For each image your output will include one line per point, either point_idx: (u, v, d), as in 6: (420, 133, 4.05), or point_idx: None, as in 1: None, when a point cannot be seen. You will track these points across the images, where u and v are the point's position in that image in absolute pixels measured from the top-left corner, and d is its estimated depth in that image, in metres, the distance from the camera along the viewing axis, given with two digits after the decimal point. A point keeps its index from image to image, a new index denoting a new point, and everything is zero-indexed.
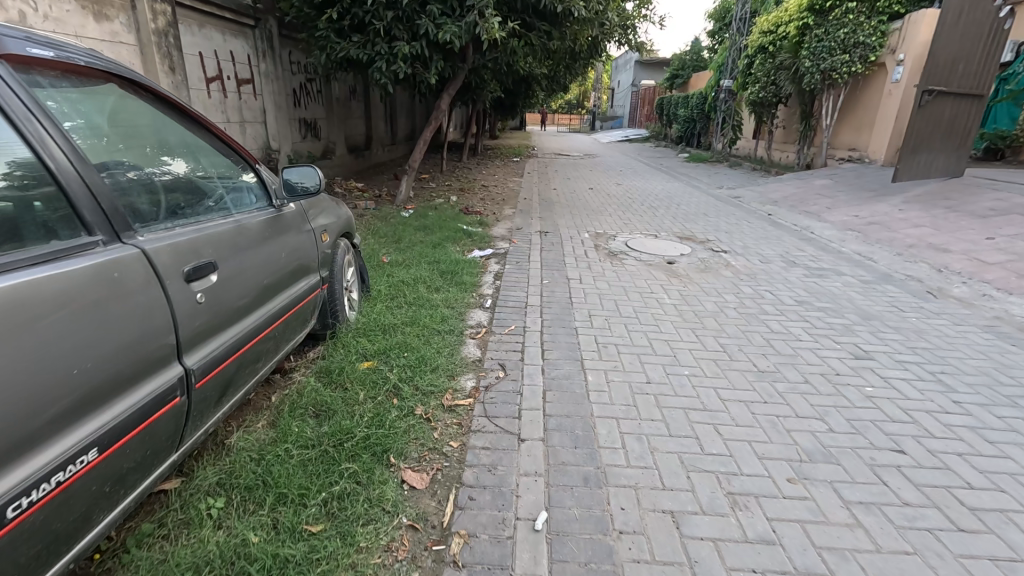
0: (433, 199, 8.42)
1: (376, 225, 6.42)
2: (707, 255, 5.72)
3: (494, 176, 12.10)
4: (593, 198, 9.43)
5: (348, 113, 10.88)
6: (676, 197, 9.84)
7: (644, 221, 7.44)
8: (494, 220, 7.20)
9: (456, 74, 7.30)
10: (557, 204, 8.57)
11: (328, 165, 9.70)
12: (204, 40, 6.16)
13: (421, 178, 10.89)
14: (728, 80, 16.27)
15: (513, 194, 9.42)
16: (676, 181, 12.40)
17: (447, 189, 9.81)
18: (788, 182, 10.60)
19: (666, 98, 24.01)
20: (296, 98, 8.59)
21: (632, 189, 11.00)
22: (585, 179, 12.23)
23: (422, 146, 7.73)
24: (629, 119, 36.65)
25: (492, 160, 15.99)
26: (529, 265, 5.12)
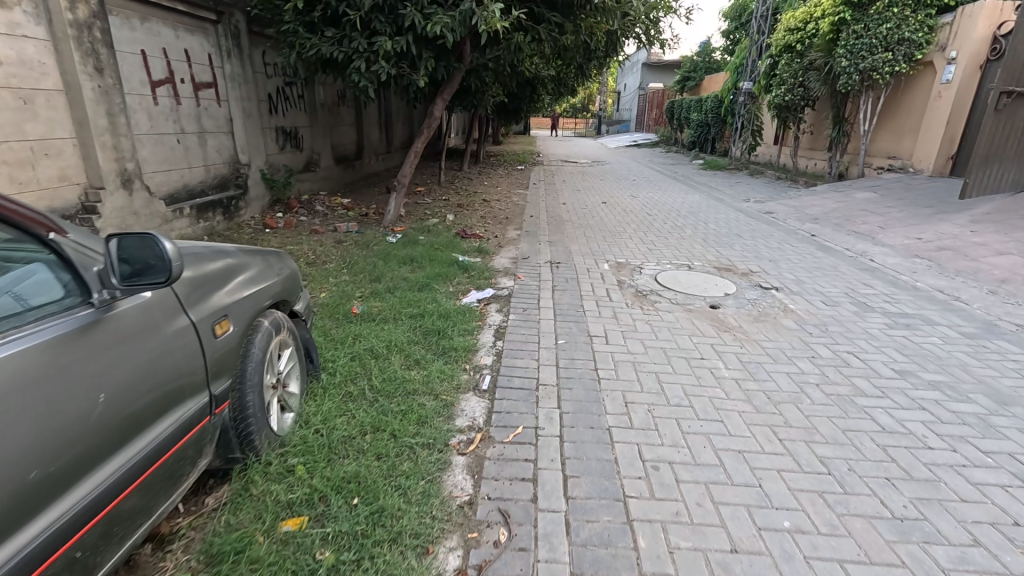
0: (427, 219, 7.40)
1: (355, 254, 5.42)
2: (758, 296, 4.64)
3: (496, 188, 11.06)
4: (608, 214, 8.37)
5: (335, 119, 9.87)
6: (701, 214, 8.75)
7: (671, 246, 6.38)
8: (497, 246, 6.16)
9: (452, 76, 6.28)
10: (568, 223, 7.51)
11: (311, 179, 8.68)
12: (149, 36, 5.16)
13: (416, 191, 9.86)
14: (747, 82, 15.20)
15: (517, 211, 8.37)
16: (696, 192, 11.30)
17: (444, 204, 8.79)
18: (824, 195, 9.51)
19: (677, 101, 22.94)
20: (273, 105, 7.58)
21: (649, 202, 9.91)
22: (597, 191, 11.19)
23: (413, 159, 6.70)
24: (637, 124, 35.52)
25: (495, 169, 14.96)
26: (539, 312, 4.07)
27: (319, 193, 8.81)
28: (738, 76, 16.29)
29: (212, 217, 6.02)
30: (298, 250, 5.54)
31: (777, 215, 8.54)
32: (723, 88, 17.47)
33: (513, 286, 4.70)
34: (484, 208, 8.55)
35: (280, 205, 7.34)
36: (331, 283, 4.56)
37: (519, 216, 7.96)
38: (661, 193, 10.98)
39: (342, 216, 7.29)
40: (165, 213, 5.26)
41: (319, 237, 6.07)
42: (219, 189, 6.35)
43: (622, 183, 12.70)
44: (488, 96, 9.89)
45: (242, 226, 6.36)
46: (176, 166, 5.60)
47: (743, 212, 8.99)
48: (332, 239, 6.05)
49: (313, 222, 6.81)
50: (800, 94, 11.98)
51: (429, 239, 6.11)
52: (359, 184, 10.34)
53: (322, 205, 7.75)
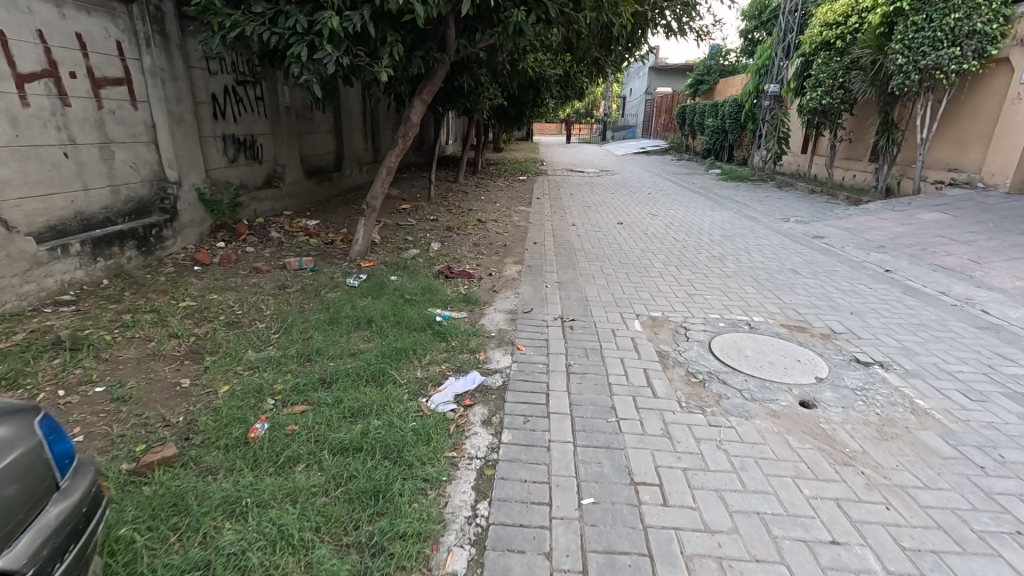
0: (405, 249, 6.02)
1: (297, 311, 4.00)
2: (863, 383, 3.21)
3: (494, 204, 9.66)
4: (630, 240, 6.93)
5: (308, 127, 8.50)
6: (739, 238, 7.31)
7: (716, 290, 4.95)
8: (490, 290, 4.73)
9: (433, 70, 4.88)
10: (582, 254, 6.08)
11: (272, 197, 7.29)
12: (11, 13, 3.79)
13: (400, 210, 8.48)
14: (772, 85, 13.82)
15: (518, 236, 6.98)
16: (723, 209, 9.87)
17: (432, 226, 7.41)
18: (878, 214, 8.09)
19: (690, 106, 21.59)
20: (220, 109, 6.21)
21: (673, 222, 8.48)
22: (612, 207, 9.78)
23: (386, 177, 5.29)
24: (644, 130, 34.12)
25: (494, 180, 13.59)
26: (549, 422, 2.64)
27: (282, 213, 7.43)
28: (762, 78, 14.86)
29: (119, 252, 4.64)
30: (221, 301, 4.13)
31: (830, 241, 7.11)
32: (744, 91, 16.05)
33: (512, 365, 3.27)
34: (478, 231, 7.15)
35: (224, 232, 5.95)
36: (246, 364, 3.14)
37: (521, 243, 6.54)
38: (686, 211, 9.56)
39: (301, 247, 5.92)
40: (35, 254, 3.87)
41: (259, 279, 4.68)
42: (135, 215, 4.97)
43: (637, 198, 11.28)
44: (485, 100, 8.50)
45: (164, 263, 4.97)
46: (63, 187, 4.22)
47: (787, 236, 7.56)
48: (274, 282, 4.64)
49: (259, 256, 5.41)
50: (839, 97, 10.60)
51: (403, 283, 4.70)
52: (335, 200, 8.95)
53: (280, 230, 6.36)
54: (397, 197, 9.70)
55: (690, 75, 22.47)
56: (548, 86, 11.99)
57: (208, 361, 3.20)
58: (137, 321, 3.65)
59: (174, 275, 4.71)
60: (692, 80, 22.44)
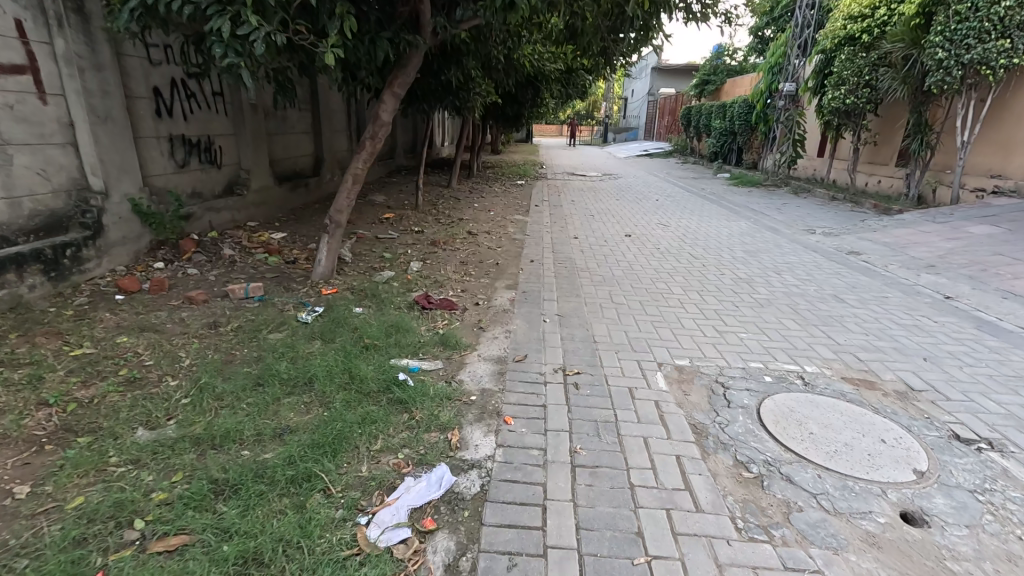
0: (380, 270, 5.15)
1: (224, 362, 3.11)
2: (985, 482, 2.30)
3: (488, 213, 8.76)
4: (642, 257, 6.05)
5: (279, 127, 7.63)
6: (764, 254, 6.42)
7: (750, 325, 4.07)
8: (476, 328, 3.84)
9: (407, 57, 4.00)
10: (587, 276, 5.20)
11: (234, 205, 6.41)
12: None
13: (382, 221, 7.61)
14: (787, 83, 12.96)
15: (513, 252, 6.10)
16: (740, 219, 8.99)
17: (415, 239, 6.53)
18: (918, 227, 7.22)
19: (696, 107, 20.75)
20: (162, 104, 5.34)
21: (687, 234, 7.60)
22: (618, 216, 8.92)
23: (352, 187, 4.40)
24: (647, 132, 33.24)
25: (491, 185, 12.72)
26: (545, 570, 1.75)
27: (245, 224, 6.55)
28: (776, 76, 13.98)
29: (16, 280, 3.76)
30: (129, 347, 3.24)
31: (870, 259, 6.22)
32: (755, 91, 15.18)
33: (495, 451, 2.39)
34: (467, 246, 6.27)
35: (167, 249, 5.06)
36: (123, 454, 2.25)
37: (516, 262, 5.67)
38: (699, 220, 8.67)
39: (256, 268, 5.04)
40: None
41: (190, 314, 3.79)
42: (44, 233, 4.08)
43: (643, 205, 10.40)
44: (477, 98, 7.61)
45: (79, 291, 4.09)
46: None
47: (819, 251, 6.67)
48: (208, 317, 3.76)
49: (200, 281, 4.52)
50: (865, 96, 9.74)
51: (368, 319, 3.80)
52: (312, 209, 8.07)
53: (234, 247, 5.48)
54: (380, 205, 8.82)
55: (696, 74, 21.57)
56: (547, 84, 11.13)
57: (74, 448, 2.32)
58: (2, 381, 2.76)
59: (85, 307, 3.82)
60: (698, 80, 21.54)
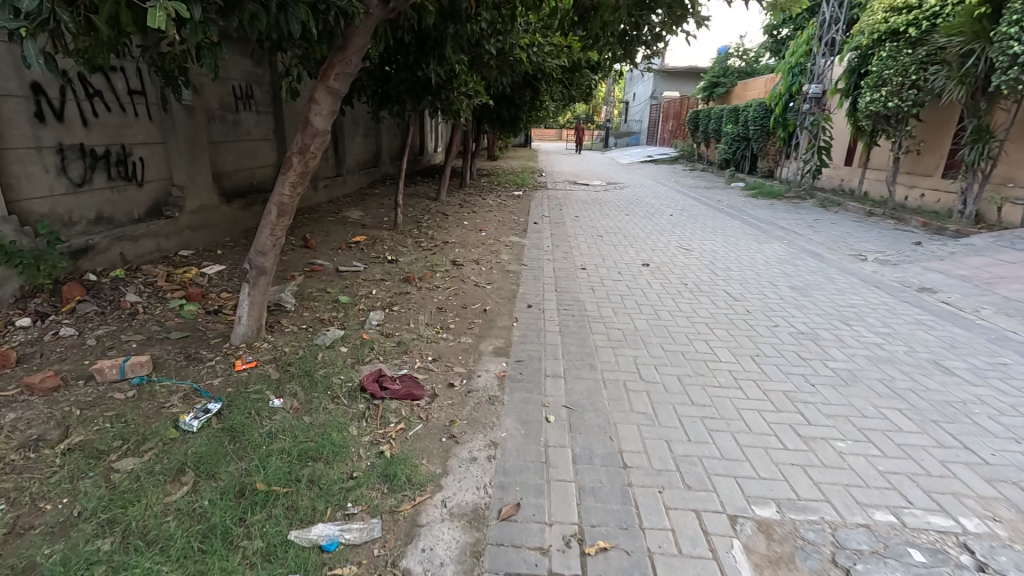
0: (326, 327, 3.90)
1: (9, 535, 1.86)
2: None
3: (477, 233, 7.51)
4: (667, 299, 4.81)
5: (229, 133, 6.41)
6: (817, 293, 5.19)
7: (840, 424, 2.83)
8: (445, 438, 2.58)
9: (346, 35, 2.79)
10: (600, 332, 3.95)
11: (160, 231, 5.16)
12: None
13: (350, 247, 6.37)
14: (812, 84, 11.77)
15: (506, 292, 4.87)
16: (771, 240, 7.75)
17: (384, 273, 5.28)
18: (994, 255, 6.01)
19: (705, 111, 19.61)
20: (48, 105, 4.12)
21: (714, 261, 6.35)
22: (631, 236, 7.69)
23: (278, 221, 3.16)
24: (650, 137, 32.10)
25: (486, 197, 11.51)
26: None
27: (175, 254, 5.30)
28: (799, 77, 12.80)
29: None
30: None
31: (953, 301, 4.97)
32: (773, 94, 14.00)
33: None
34: (448, 283, 5.03)
35: (43, 297, 3.81)
36: None
37: (508, 309, 4.43)
38: (726, 243, 7.43)
39: (161, 323, 3.78)
40: None
41: (16, 416, 2.54)
42: None
43: (656, 222, 9.16)
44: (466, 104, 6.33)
45: None
46: None
47: (882, 287, 5.42)
48: (42, 422, 2.50)
49: (69, 351, 3.26)
50: (910, 98, 8.55)
51: (283, 426, 2.55)
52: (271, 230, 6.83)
53: (143, 291, 4.23)
54: (353, 225, 7.58)
55: (705, 77, 20.33)
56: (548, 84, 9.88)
57: None
58: None
59: None
60: (707, 82, 20.29)
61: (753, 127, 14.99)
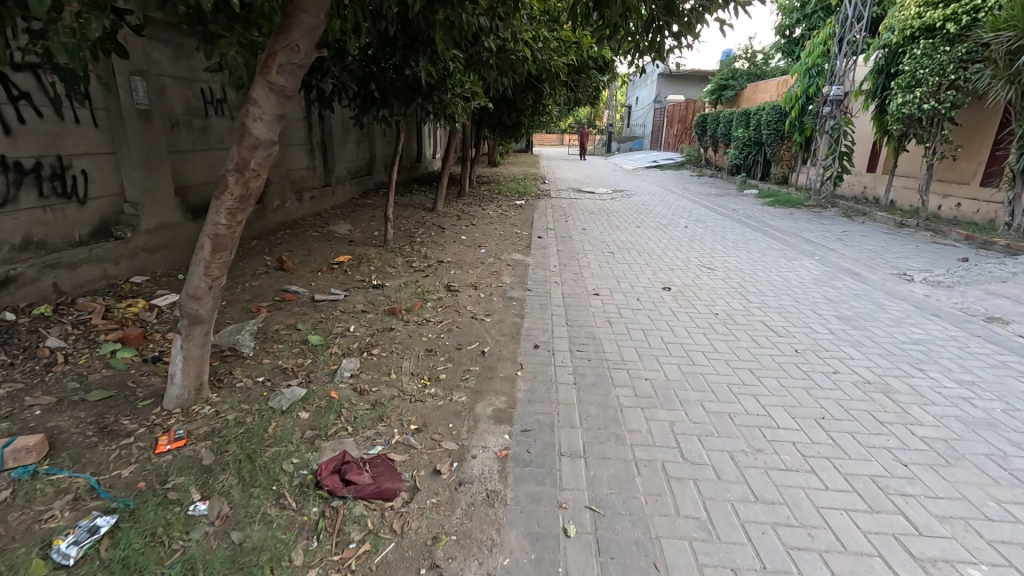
0: (288, 381, 3.18)
1: None
2: None
3: (476, 249, 6.79)
4: (699, 335, 4.08)
5: (195, 141, 5.71)
6: (871, 324, 4.46)
7: (964, 536, 2.08)
8: (425, 573, 1.84)
9: (289, 10, 2.08)
10: (623, 384, 3.23)
11: (106, 255, 4.45)
12: None
13: (332, 269, 5.65)
14: (833, 85, 11.06)
15: (509, 327, 4.15)
16: (800, 257, 7.01)
17: (367, 303, 4.55)
18: None
19: (713, 115, 18.91)
20: None
21: (743, 283, 5.61)
22: (645, 253, 6.97)
23: (213, 258, 2.44)
24: (654, 142, 31.43)
25: (486, 207, 10.81)
26: None
27: (125, 282, 4.58)
28: (817, 78, 12.13)
29: None
30: None
31: None
32: (788, 96, 13.30)
33: None
34: (441, 315, 4.31)
35: None
36: None
37: (511, 351, 3.69)
38: (752, 260, 6.70)
39: (81, 378, 3.05)
40: None
41: None
42: None
43: (670, 235, 8.45)
44: (463, 108, 5.62)
45: None
46: None
47: (943, 316, 4.69)
48: None
49: None
50: (948, 100, 7.86)
51: (196, 557, 1.81)
52: (245, 249, 6.12)
53: (71, 333, 3.51)
54: (339, 243, 6.87)
55: (713, 80, 19.67)
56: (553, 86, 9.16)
57: None
58: None
59: None
60: (715, 86, 19.62)
61: (766, 131, 14.30)
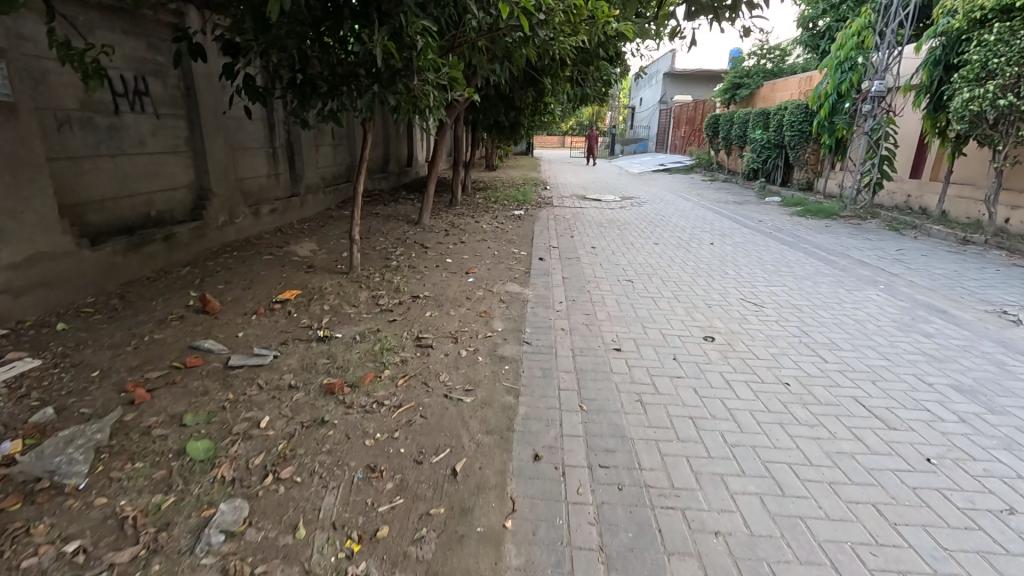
0: (117, 550, 1.89)
1: None
2: None
3: (461, 278, 5.49)
4: (775, 429, 2.79)
5: (97, 144, 4.48)
6: (1006, 402, 3.18)
7: None
8: None
9: None
10: (681, 551, 1.94)
11: None
12: None
13: (271, 310, 4.36)
14: (873, 80, 9.78)
15: (496, 414, 2.88)
16: (861, 285, 5.69)
17: (298, 371, 3.25)
18: None
19: (726, 115, 17.63)
20: None
21: (804, 329, 4.31)
22: (671, 280, 5.64)
23: None
24: (659, 143, 30.18)
25: (480, 217, 9.53)
26: None
27: None
28: (851, 72, 10.79)
29: None
30: None
31: None
32: (816, 93, 12.00)
33: None
34: (400, 393, 3.03)
35: None
36: None
37: (497, 470, 2.39)
38: (805, 291, 5.38)
39: None
40: None
41: None
42: None
43: (694, 253, 7.11)
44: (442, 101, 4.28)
45: None
46: None
47: None
48: None
49: None
50: None
51: None
52: (169, 281, 4.85)
53: None
54: (293, 269, 5.58)
55: (725, 77, 18.32)
56: (549, 73, 7.85)
57: None
58: None
59: None
60: (728, 84, 18.25)
61: (789, 132, 12.97)
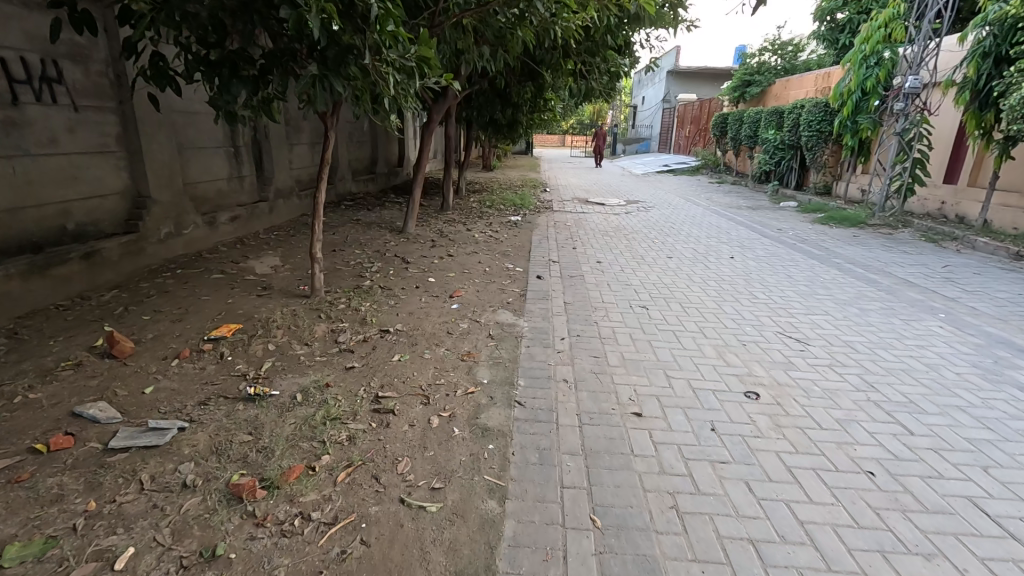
0: None
1: None
2: None
3: (443, 304, 4.59)
4: (876, 565, 1.92)
5: None
6: None
7: None
8: None
9: None
10: None
11: None
12: None
13: (200, 351, 3.48)
14: (906, 76, 8.88)
15: (472, 533, 2.00)
16: (916, 314, 4.81)
17: (203, 456, 2.37)
18: None
19: (735, 113, 16.74)
20: None
21: (869, 380, 3.43)
22: (692, 307, 4.75)
23: None
24: (662, 143, 29.27)
25: (472, 224, 8.65)
26: None
27: None
28: (877, 68, 9.96)
29: None
30: None
31: None
32: (836, 90, 11.11)
33: None
34: (338, 497, 2.15)
35: None
36: None
37: None
38: (856, 323, 4.48)
39: None
40: None
41: None
42: None
43: (714, 269, 6.22)
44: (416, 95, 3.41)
45: None
46: None
47: None
48: None
49: None
50: None
51: None
52: (83, 310, 3.97)
53: None
54: (245, 293, 4.70)
55: (735, 74, 17.38)
56: (549, 63, 6.93)
57: None
58: None
59: None
60: (738, 81, 17.31)
61: (807, 132, 12.06)
